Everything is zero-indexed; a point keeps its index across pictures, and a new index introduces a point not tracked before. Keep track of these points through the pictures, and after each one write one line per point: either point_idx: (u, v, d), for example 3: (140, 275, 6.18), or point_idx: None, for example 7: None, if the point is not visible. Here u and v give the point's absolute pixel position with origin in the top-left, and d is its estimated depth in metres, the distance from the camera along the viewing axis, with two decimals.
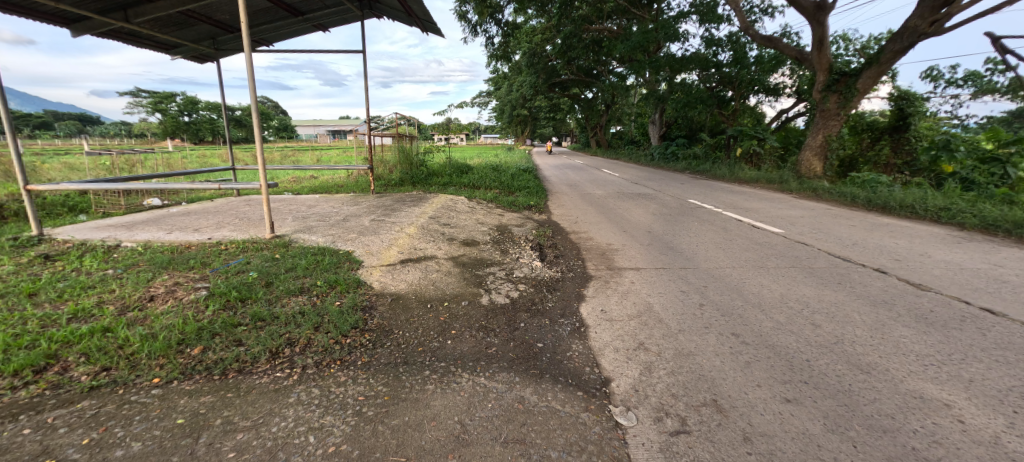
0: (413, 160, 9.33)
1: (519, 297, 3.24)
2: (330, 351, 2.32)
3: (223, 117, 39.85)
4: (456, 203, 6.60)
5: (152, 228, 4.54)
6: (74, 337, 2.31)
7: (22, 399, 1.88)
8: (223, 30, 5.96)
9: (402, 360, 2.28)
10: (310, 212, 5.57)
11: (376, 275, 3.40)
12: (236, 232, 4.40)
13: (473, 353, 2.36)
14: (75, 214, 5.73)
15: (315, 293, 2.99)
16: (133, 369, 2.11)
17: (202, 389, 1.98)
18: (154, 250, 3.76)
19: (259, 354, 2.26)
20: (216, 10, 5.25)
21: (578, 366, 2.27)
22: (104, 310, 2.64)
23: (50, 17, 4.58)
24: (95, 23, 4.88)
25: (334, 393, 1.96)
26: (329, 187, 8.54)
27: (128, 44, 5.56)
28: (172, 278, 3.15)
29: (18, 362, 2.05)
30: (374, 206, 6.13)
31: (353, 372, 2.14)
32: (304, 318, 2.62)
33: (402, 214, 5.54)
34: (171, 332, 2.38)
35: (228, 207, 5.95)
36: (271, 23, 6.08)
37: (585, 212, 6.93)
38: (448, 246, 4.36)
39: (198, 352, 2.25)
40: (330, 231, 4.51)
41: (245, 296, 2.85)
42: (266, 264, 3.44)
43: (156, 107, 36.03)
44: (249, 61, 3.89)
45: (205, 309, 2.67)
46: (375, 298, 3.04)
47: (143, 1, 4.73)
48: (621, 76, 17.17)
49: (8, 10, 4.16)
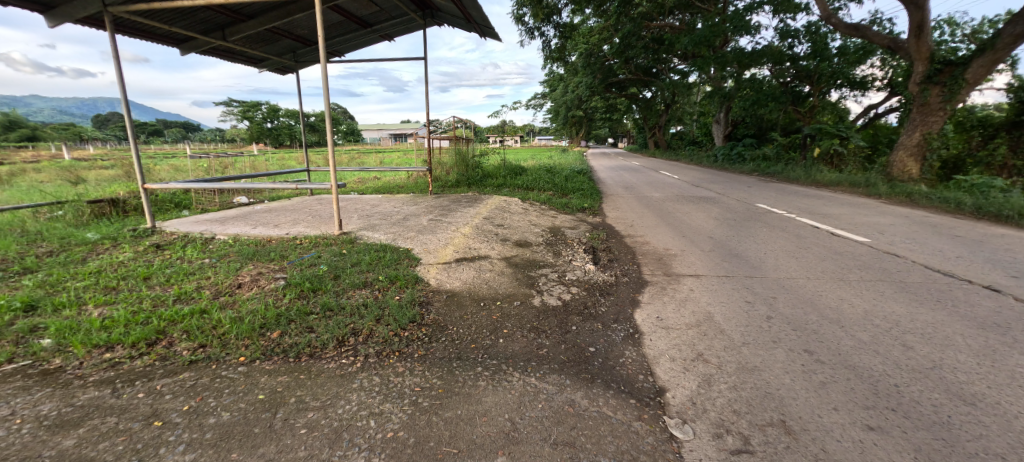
0: (469, 162, 9.63)
1: (572, 300, 3.20)
2: (389, 342, 2.46)
3: (300, 123, 43.55)
4: (510, 205, 6.68)
5: (240, 224, 5.07)
6: (178, 316, 2.66)
7: (137, 368, 2.20)
8: (302, 44, 6.52)
9: (455, 354, 2.36)
10: (373, 211, 5.92)
11: (433, 273, 3.54)
12: (309, 228, 4.80)
13: (525, 354, 2.38)
14: (180, 209, 6.57)
15: (376, 288, 3.17)
16: (224, 347, 2.38)
17: (279, 369, 2.18)
18: (241, 244, 4.20)
19: (327, 342, 2.44)
20: (297, 26, 5.76)
21: (632, 373, 2.21)
22: (201, 294, 3.01)
23: (163, 37, 5.27)
24: (197, 42, 5.54)
25: (393, 383, 2.07)
26: (390, 187, 9.01)
27: (224, 60, 6.27)
28: (256, 268, 3.51)
29: (137, 336, 2.42)
30: (431, 206, 6.36)
31: (410, 364, 2.25)
32: (367, 310, 2.80)
33: (458, 214, 5.71)
34: (255, 316, 2.66)
35: (302, 206, 6.47)
36: (343, 36, 6.56)
37: (641, 215, 6.70)
38: (502, 246, 4.43)
39: (277, 336, 2.49)
40: (391, 230, 4.77)
41: (316, 287, 3.09)
42: (334, 258, 3.71)
43: (245, 114, 39.99)
44: (325, 71, 4.23)
45: (283, 297, 2.94)
46: (432, 295, 3.16)
47: (238, 22, 5.32)
48: (683, 73, 16.39)
49: (131, 34, 4.88)
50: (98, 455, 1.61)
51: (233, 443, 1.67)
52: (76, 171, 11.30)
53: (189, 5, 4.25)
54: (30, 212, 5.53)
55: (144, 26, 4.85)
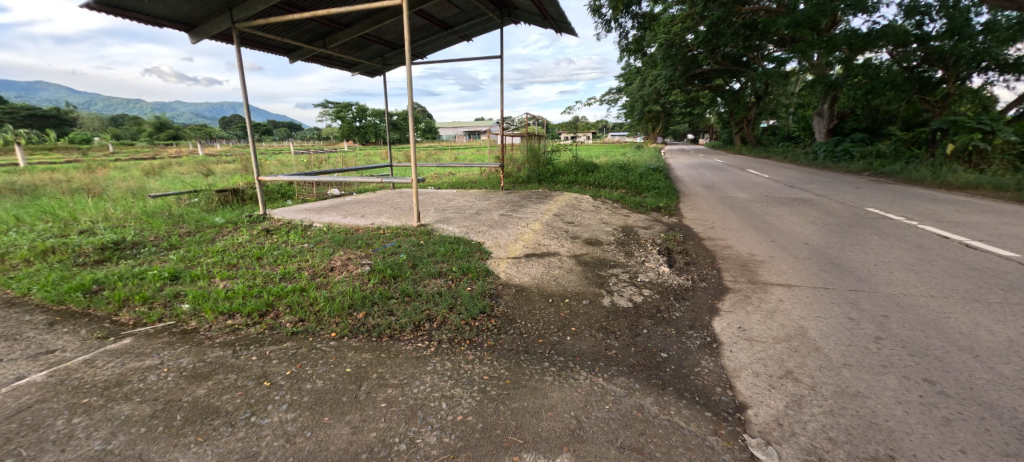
0: (540, 158, 9.67)
1: (644, 302, 3.08)
2: (461, 330, 2.57)
3: (384, 122, 46.94)
4: (580, 202, 6.60)
5: (333, 213, 5.63)
6: (283, 292, 3.04)
7: (252, 334, 2.57)
8: (390, 48, 7.01)
9: (522, 347, 2.40)
10: (448, 205, 6.20)
11: (503, 267, 3.63)
12: (391, 219, 5.18)
13: (592, 353, 2.35)
14: (285, 199, 7.46)
15: (450, 278, 3.33)
16: (319, 322, 2.67)
17: (364, 347, 2.40)
18: (333, 231, 4.66)
19: (405, 325, 2.62)
20: (385, 31, 6.20)
21: (709, 385, 2.07)
22: (301, 274, 3.40)
23: (276, 48, 6.00)
24: (302, 51, 6.22)
25: (464, 369, 2.17)
26: (464, 183, 9.37)
27: (324, 66, 6.95)
28: (346, 254, 3.88)
29: (252, 307, 2.81)
30: (502, 201, 6.50)
31: (480, 353, 2.33)
32: (441, 298, 2.96)
33: (529, 210, 5.77)
34: (345, 297, 2.95)
35: (385, 198, 6.98)
36: (426, 39, 6.93)
37: (723, 217, 6.22)
38: (572, 244, 4.39)
39: (363, 316, 2.73)
40: (464, 223, 4.97)
41: (396, 274, 3.33)
42: (412, 248, 3.96)
43: (337, 113, 43.97)
44: (409, 73, 4.51)
45: (368, 281, 3.22)
46: (502, 288, 3.24)
47: (336, 31, 5.88)
48: (778, 61, 14.80)
49: (251, 46, 5.61)
50: (222, 405, 1.91)
51: (324, 408, 1.88)
52: (208, 165, 13.33)
53: (297, 18, 4.78)
54: (175, 198, 6.67)
55: (262, 39, 5.57)
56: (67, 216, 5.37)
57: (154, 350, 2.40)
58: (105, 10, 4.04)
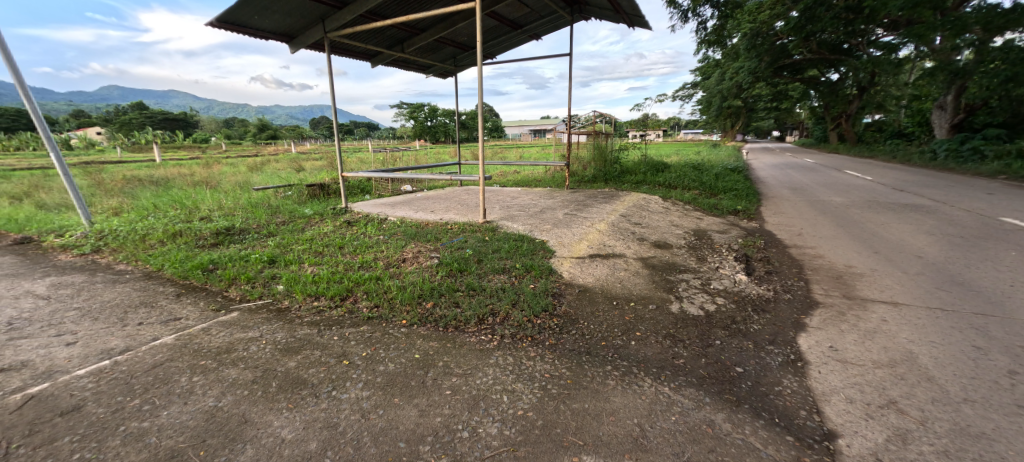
0: (607, 156, 9.46)
1: (718, 311, 2.89)
2: (523, 327, 2.60)
3: (453, 121, 48.67)
4: (649, 203, 6.34)
5: (405, 208, 5.99)
6: (360, 279, 3.29)
7: (334, 316, 2.82)
8: (462, 50, 7.26)
9: (584, 348, 2.37)
10: (513, 203, 6.29)
11: (566, 266, 3.60)
12: (458, 215, 5.38)
13: (658, 360, 2.25)
14: (364, 194, 8.06)
15: (513, 274, 3.38)
16: (392, 309, 2.85)
17: (431, 335, 2.53)
18: (406, 225, 4.95)
19: (470, 318, 2.71)
20: (458, 34, 6.43)
21: (791, 406, 1.89)
22: (376, 263, 3.67)
23: (360, 54, 6.49)
24: (382, 56, 6.66)
25: (525, 365, 2.20)
26: (529, 181, 9.44)
27: (402, 69, 7.39)
28: (417, 247, 4.11)
29: (334, 291, 3.09)
30: (567, 200, 6.45)
31: (542, 351, 2.34)
32: (504, 294, 3.02)
33: (594, 210, 5.66)
34: (415, 287, 3.12)
35: (453, 195, 7.26)
36: (496, 39, 7.07)
37: (813, 223, 5.61)
38: (638, 246, 4.23)
39: (431, 306, 2.88)
40: (528, 221, 5.01)
41: (462, 268, 3.46)
42: (478, 244, 4.08)
43: (411, 114, 46.47)
44: (480, 73, 4.63)
45: (436, 274, 3.38)
46: (565, 288, 3.22)
47: (413, 35, 6.22)
48: (889, 46, 12.97)
49: (339, 53, 6.13)
50: (309, 377, 2.13)
51: (395, 389, 2.01)
52: (300, 162, 14.80)
53: (379, 25, 5.13)
54: (273, 191, 7.52)
55: (348, 46, 6.06)
56: (191, 205, 6.30)
57: (255, 324, 2.74)
58: (225, 27, 4.69)
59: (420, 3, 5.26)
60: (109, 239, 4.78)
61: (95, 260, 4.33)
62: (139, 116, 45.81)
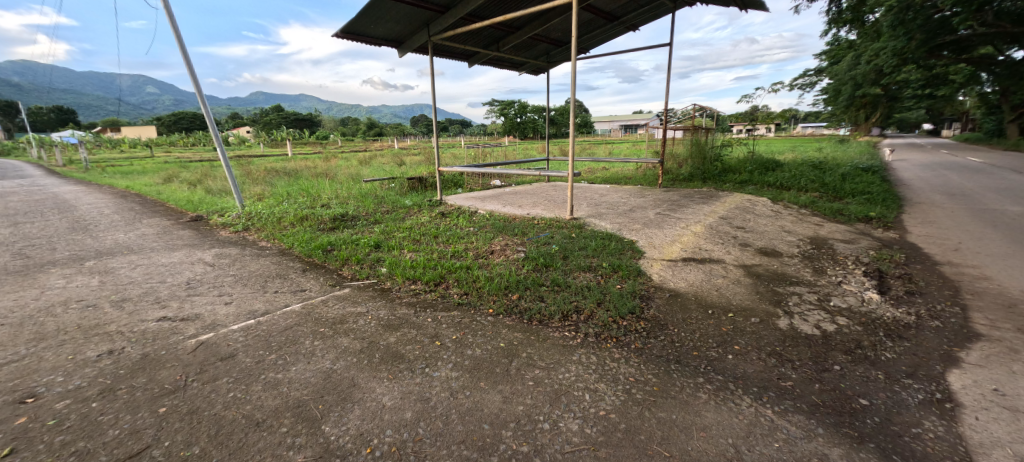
0: (707, 153, 8.73)
1: (838, 332, 2.51)
2: (608, 327, 2.55)
3: (542, 118, 48.90)
4: (755, 206, 5.72)
5: (495, 202, 6.20)
6: (452, 268, 3.51)
7: (428, 299, 3.05)
8: (555, 46, 7.26)
9: (673, 356, 2.25)
10: (601, 200, 6.15)
11: (656, 268, 3.44)
12: (545, 211, 5.43)
13: (760, 379, 2.04)
14: (456, 187, 8.54)
15: (599, 273, 3.32)
16: (480, 298, 2.99)
17: (516, 326, 2.60)
18: (495, 218, 5.15)
19: (554, 313, 2.73)
20: (552, 29, 6.43)
21: (934, 454, 1.58)
22: (467, 254, 3.87)
23: (459, 55, 6.85)
24: (479, 56, 6.96)
25: (609, 366, 2.15)
26: (618, 178, 9.13)
27: (496, 67, 7.64)
28: (505, 240, 4.24)
29: (429, 277, 3.34)
30: (659, 199, 6.12)
31: (627, 353, 2.27)
32: (589, 292, 2.98)
33: (690, 210, 5.29)
34: (502, 278, 3.24)
35: (541, 191, 7.33)
36: (591, 33, 6.94)
37: (977, 236, 4.56)
38: (740, 252, 3.85)
39: (516, 298, 2.96)
40: (617, 220, 4.86)
41: (548, 263, 3.49)
42: (564, 240, 4.09)
43: (501, 111, 47.77)
44: (573, 68, 4.59)
45: (523, 267, 3.46)
46: (654, 291, 3.07)
47: (508, 34, 6.38)
48: None
49: (441, 55, 6.54)
50: (406, 353, 2.34)
51: (481, 374, 2.12)
52: (402, 157, 16.16)
53: (477, 26, 5.37)
54: (379, 183, 8.34)
55: (449, 48, 6.44)
56: (314, 193, 7.29)
57: (363, 300, 3.09)
58: (347, 37, 5.31)
59: (517, 2, 5.37)
60: (255, 220, 5.75)
61: (246, 236, 5.26)
62: (277, 117, 54.02)
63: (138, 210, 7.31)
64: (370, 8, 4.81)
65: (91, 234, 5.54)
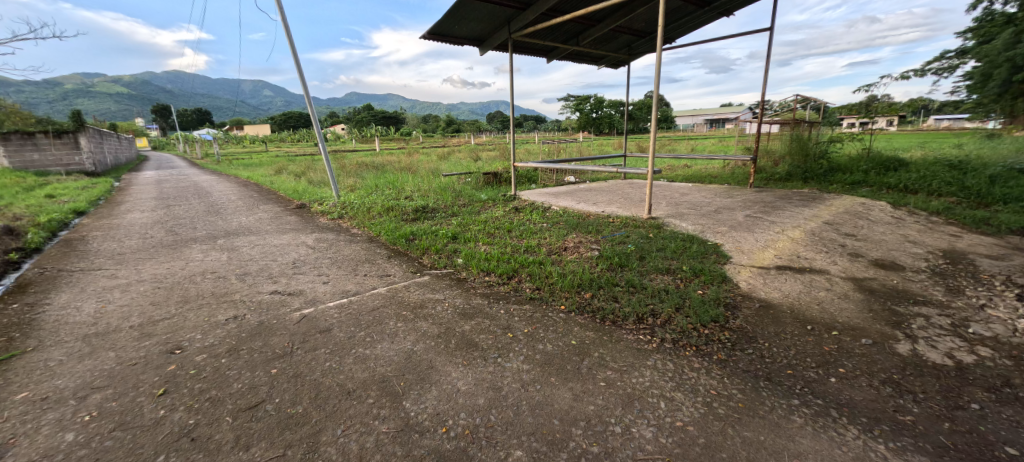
0: (810, 150, 7.78)
1: (978, 365, 2.10)
2: (687, 334, 2.41)
3: (619, 112, 47.23)
4: (870, 211, 4.98)
5: (568, 199, 6.14)
6: (525, 262, 3.55)
7: (501, 291, 3.14)
8: (638, 37, 6.95)
9: (761, 372, 2.07)
10: (683, 200, 5.80)
11: (745, 276, 3.16)
12: (621, 209, 5.26)
13: (870, 409, 1.79)
14: (530, 182, 8.61)
15: (679, 277, 3.15)
16: (551, 294, 3.00)
17: (588, 325, 2.57)
18: (568, 215, 5.11)
19: (628, 315, 2.65)
20: (636, 20, 6.16)
21: None
22: (540, 249, 3.90)
23: (538, 50, 6.87)
24: (558, 51, 6.93)
25: (688, 376, 2.04)
26: (702, 176, 8.52)
27: (575, 61, 7.53)
28: (578, 237, 4.20)
29: (502, 270, 3.42)
30: (750, 201, 5.60)
31: (708, 364, 2.13)
32: (667, 296, 2.84)
33: (787, 213, 4.77)
34: (575, 276, 3.21)
35: (616, 188, 7.12)
36: (679, 21, 6.52)
37: None
38: (849, 263, 3.39)
39: (589, 296, 2.92)
40: (700, 221, 4.55)
41: (623, 263, 3.39)
42: (641, 240, 3.93)
43: (577, 106, 47.03)
44: (658, 60, 4.37)
45: (596, 266, 3.39)
46: (742, 300, 2.83)
47: (589, 27, 6.25)
48: None
49: (520, 51, 6.61)
50: (480, 342, 2.43)
51: (552, 369, 2.13)
52: (478, 152, 16.68)
53: (557, 21, 5.34)
54: (457, 177, 8.71)
55: (528, 44, 6.49)
56: (399, 186, 7.84)
57: (441, 288, 3.27)
58: (434, 38, 5.60)
59: None
60: (348, 209, 6.35)
61: (341, 224, 5.82)
62: (368, 115, 58.79)
63: (256, 197, 8.45)
64: (456, 9, 5.02)
65: (221, 216, 6.54)
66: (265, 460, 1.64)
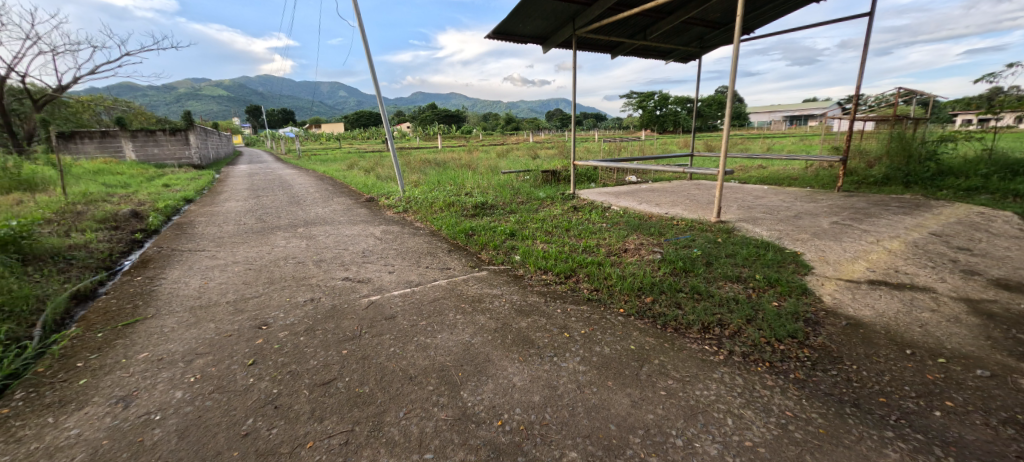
0: (914, 150, 6.92)
1: None
2: (759, 348, 2.24)
3: (686, 109, 44.87)
4: (991, 222, 4.29)
5: (629, 199, 5.95)
6: (583, 262, 3.50)
7: (558, 290, 3.13)
8: (712, 29, 6.54)
9: (846, 397, 1.87)
10: (756, 203, 5.38)
11: (829, 289, 2.87)
12: (686, 211, 5.00)
13: (987, 452, 1.54)
14: (589, 181, 8.46)
15: (751, 286, 2.94)
16: (610, 296, 2.94)
17: (648, 331, 2.48)
18: (629, 216, 4.96)
19: (693, 323, 2.52)
20: (710, 10, 5.80)
21: None
22: (599, 249, 3.82)
23: (602, 46, 6.71)
24: (623, 46, 6.73)
25: (759, 394, 1.89)
26: (780, 178, 7.84)
27: (640, 57, 7.26)
28: (639, 239, 4.06)
29: (560, 268, 3.41)
30: (837, 206, 5.06)
31: (783, 383, 1.97)
32: (737, 306, 2.65)
33: (883, 221, 4.24)
34: (635, 278, 3.11)
35: (681, 189, 6.77)
36: (759, 9, 6.03)
37: None
38: (962, 281, 2.94)
39: (650, 301, 2.82)
40: (776, 226, 4.20)
41: (688, 268, 3.22)
42: (708, 245, 3.71)
43: (640, 103, 45.42)
44: (734, 53, 4.08)
45: (658, 270, 3.26)
46: (824, 315, 2.57)
47: (658, 21, 5.99)
48: None
49: (583, 48, 6.51)
50: (536, 339, 2.45)
51: (609, 373, 2.09)
52: (537, 150, 16.71)
53: (623, 15, 5.18)
54: (515, 175, 8.79)
55: (593, 40, 6.37)
56: (460, 182, 8.08)
57: (499, 284, 3.33)
58: (498, 38, 5.70)
59: None
60: (412, 204, 6.66)
61: (405, 217, 6.14)
62: (431, 113, 61.28)
63: (331, 190, 9.17)
64: (521, 9, 5.07)
65: (301, 207, 7.18)
66: (337, 432, 1.78)
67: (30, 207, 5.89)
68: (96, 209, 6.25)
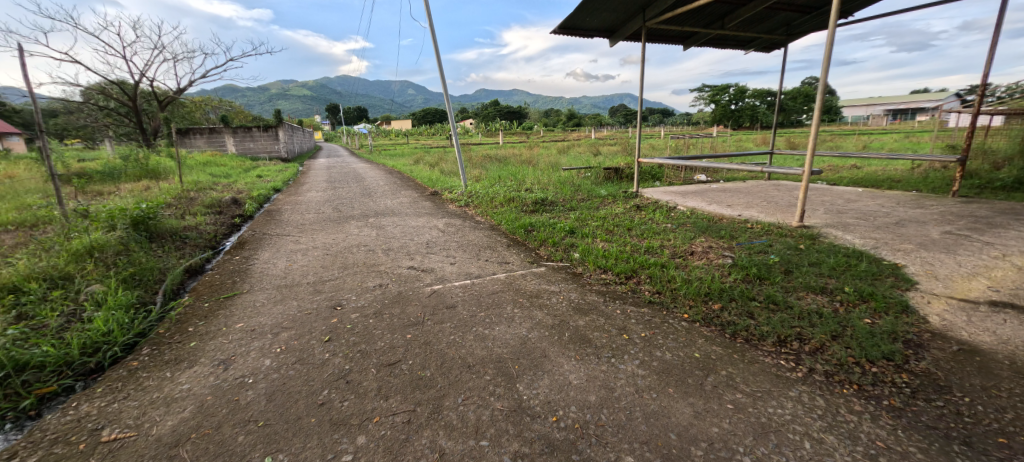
0: None
1: None
2: (846, 368, 2.03)
3: (766, 103, 41.26)
4: None
5: (697, 199, 5.62)
6: (645, 263, 3.38)
7: (618, 290, 3.06)
8: (801, 14, 5.95)
9: (955, 433, 1.63)
10: (848, 207, 4.83)
11: (936, 308, 2.51)
12: (763, 214, 4.62)
13: None
14: (654, 180, 8.12)
15: (838, 299, 2.66)
16: (673, 300, 2.82)
17: (715, 339, 2.34)
18: (697, 217, 4.69)
19: (767, 334, 2.34)
20: None
21: None
22: (662, 251, 3.67)
23: (675, 37, 6.38)
24: (698, 36, 6.35)
25: (844, 418, 1.71)
26: (878, 180, 6.94)
27: (717, 47, 6.80)
28: (707, 241, 3.83)
29: (621, 268, 3.32)
30: (951, 213, 4.39)
31: (873, 409, 1.76)
32: (821, 320, 2.41)
33: (1013, 233, 3.61)
34: (702, 283, 2.94)
35: (757, 189, 6.27)
36: None
37: None
38: None
39: (718, 308, 2.66)
40: (872, 234, 3.74)
41: (763, 276, 2.98)
42: (787, 251, 3.40)
43: (712, 97, 42.59)
44: (828, 40, 3.69)
45: (729, 275, 3.05)
46: (929, 338, 2.26)
47: (738, 8, 5.57)
48: None
49: (653, 39, 6.24)
50: (594, 339, 2.42)
51: (670, 379, 2.01)
52: (600, 147, 16.30)
53: (698, 4, 4.90)
54: (576, 172, 8.67)
55: (664, 31, 6.09)
56: (520, 178, 8.15)
57: (557, 280, 3.33)
58: (564, 32, 5.65)
59: None
60: (474, 198, 6.84)
61: (467, 211, 6.33)
62: (493, 110, 62.33)
63: (399, 184, 9.70)
64: (589, 2, 4.98)
65: (372, 198, 7.69)
66: (400, 411, 1.90)
67: (157, 192, 6.96)
68: (205, 195, 7.21)
